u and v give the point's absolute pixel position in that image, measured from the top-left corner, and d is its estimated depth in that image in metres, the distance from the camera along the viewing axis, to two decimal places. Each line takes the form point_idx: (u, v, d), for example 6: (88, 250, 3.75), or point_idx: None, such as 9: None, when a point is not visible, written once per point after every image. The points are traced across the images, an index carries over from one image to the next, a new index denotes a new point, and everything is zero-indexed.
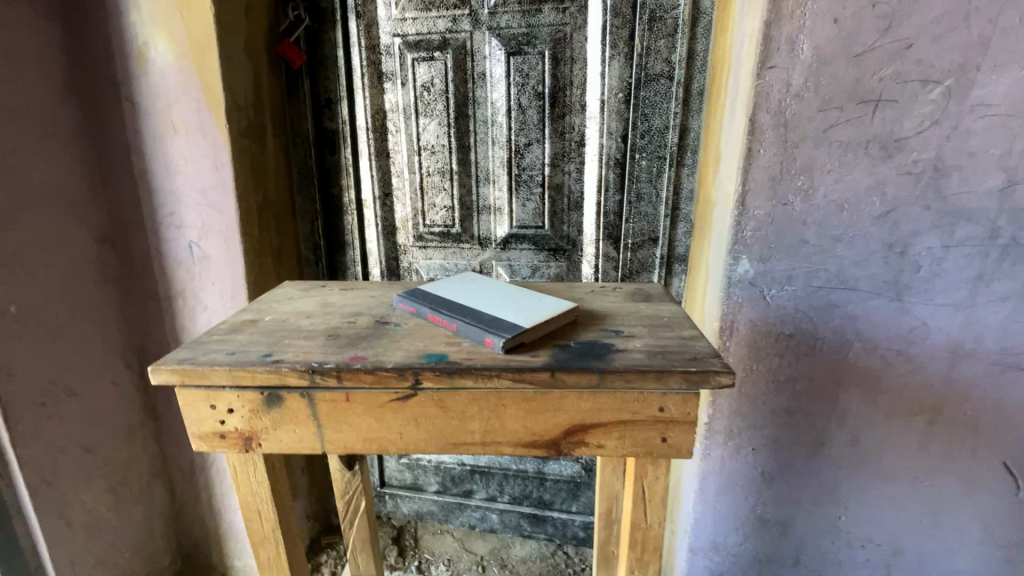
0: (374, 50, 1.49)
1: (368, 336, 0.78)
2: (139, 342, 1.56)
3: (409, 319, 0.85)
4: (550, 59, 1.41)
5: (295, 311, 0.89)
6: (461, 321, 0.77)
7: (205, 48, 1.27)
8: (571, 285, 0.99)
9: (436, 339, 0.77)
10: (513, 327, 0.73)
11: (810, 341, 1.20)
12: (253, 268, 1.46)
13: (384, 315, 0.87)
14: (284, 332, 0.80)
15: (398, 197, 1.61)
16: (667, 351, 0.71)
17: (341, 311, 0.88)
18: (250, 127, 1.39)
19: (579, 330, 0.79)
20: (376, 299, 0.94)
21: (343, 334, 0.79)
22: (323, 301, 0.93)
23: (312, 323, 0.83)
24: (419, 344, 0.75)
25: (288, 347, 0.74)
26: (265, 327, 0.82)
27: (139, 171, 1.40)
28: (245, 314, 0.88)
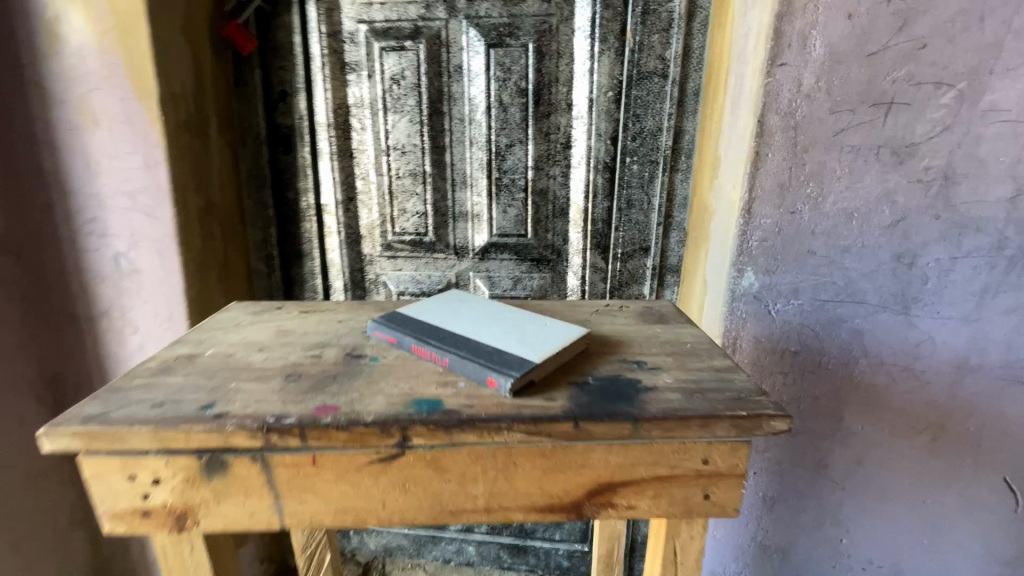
0: (336, 37, 1.33)
1: (339, 376, 0.63)
2: (54, 370, 1.33)
3: (388, 350, 0.70)
4: (534, 52, 1.29)
5: (245, 342, 0.73)
6: (455, 356, 0.63)
7: (132, 26, 1.08)
8: (575, 304, 0.88)
9: (425, 378, 0.62)
10: (521, 362, 0.60)
11: (816, 358, 1.12)
12: (194, 283, 1.26)
13: (357, 346, 0.72)
14: (230, 373, 0.64)
15: (364, 202, 1.45)
16: (705, 390, 0.59)
17: (303, 342, 0.73)
18: (190, 120, 1.20)
19: (595, 362, 0.66)
20: (345, 325, 0.79)
21: (306, 374, 0.64)
22: (281, 329, 0.77)
23: (267, 360, 0.67)
24: (404, 385, 0.61)
25: (237, 394, 0.59)
26: (206, 365, 0.66)
27: (52, 169, 1.18)
28: (180, 348, 0.71)
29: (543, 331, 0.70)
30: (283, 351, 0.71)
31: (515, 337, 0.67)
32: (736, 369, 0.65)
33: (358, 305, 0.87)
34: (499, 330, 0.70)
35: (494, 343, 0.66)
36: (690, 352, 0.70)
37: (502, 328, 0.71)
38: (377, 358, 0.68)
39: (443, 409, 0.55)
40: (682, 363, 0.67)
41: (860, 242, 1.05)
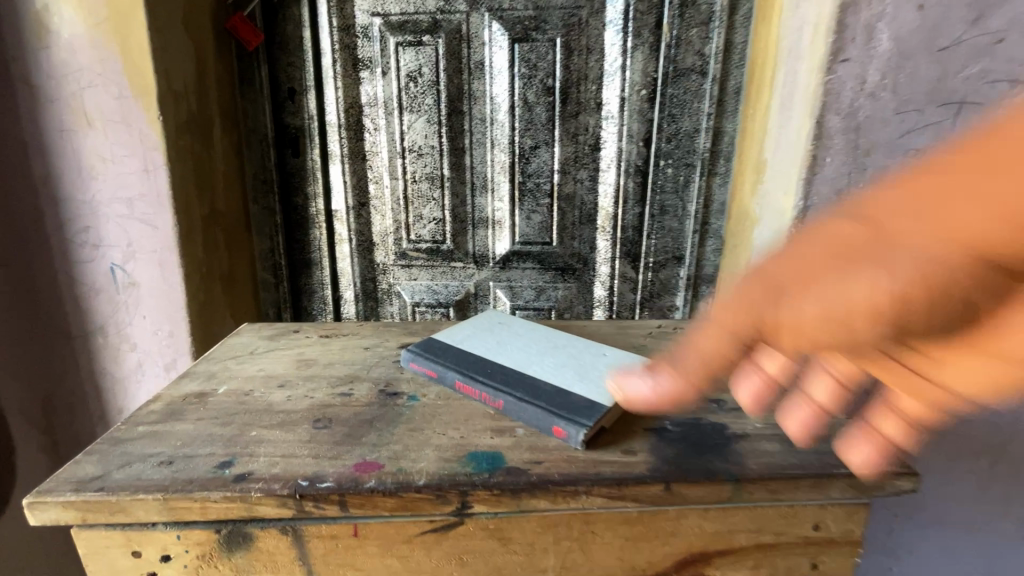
0: (349, 31, 1.24)
1: (376, 420, 0.55)
2: (46, 391, 1.23)
3: (427, 386, 0.62)
4: (562, 47, 1.20)
5: (262, 376, 0.64)
6: (510, 397, 0.54)
7: (129, 17, 0.98)
8: (626, 328, 0.80)
9: (477, 424, 0.54)
10: (590, 407, 0.52)
11: None
12: (197, 297, 1.16)
13: (390, 380, 0.63)
14: (248, 418, 0.55)
15: (376, 208, 1.36)
16: (805, 440, 0.51)
17: (328, 376, 0.64)
18: (192, 121, 1.11)
19: None
20: (372, 354, 0.70)
21: (337, 419, 0.55)
22: (301, 359, 0.69)
23: (290, 400, 0.58)
24: (454, 434, 0.52)
25: (260, 448, 0.50)
26: (218, 407, 0.57)
27: (40, 174, 1.08)
28: (188, 385, 0.62)
29: (603, 365, 0.62)
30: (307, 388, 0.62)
31: (574, 371, 0.59)
32: (831, 411, 0.57)
33: (384, 328, 0.79)
34: (555, 361, 0.61)
35: (553, 379, 0.57)
36: None
37: (558, 359, 0.62)
38: (417, 398, 0.59)
39: (506, 467, 0.47)
40: None
41: None
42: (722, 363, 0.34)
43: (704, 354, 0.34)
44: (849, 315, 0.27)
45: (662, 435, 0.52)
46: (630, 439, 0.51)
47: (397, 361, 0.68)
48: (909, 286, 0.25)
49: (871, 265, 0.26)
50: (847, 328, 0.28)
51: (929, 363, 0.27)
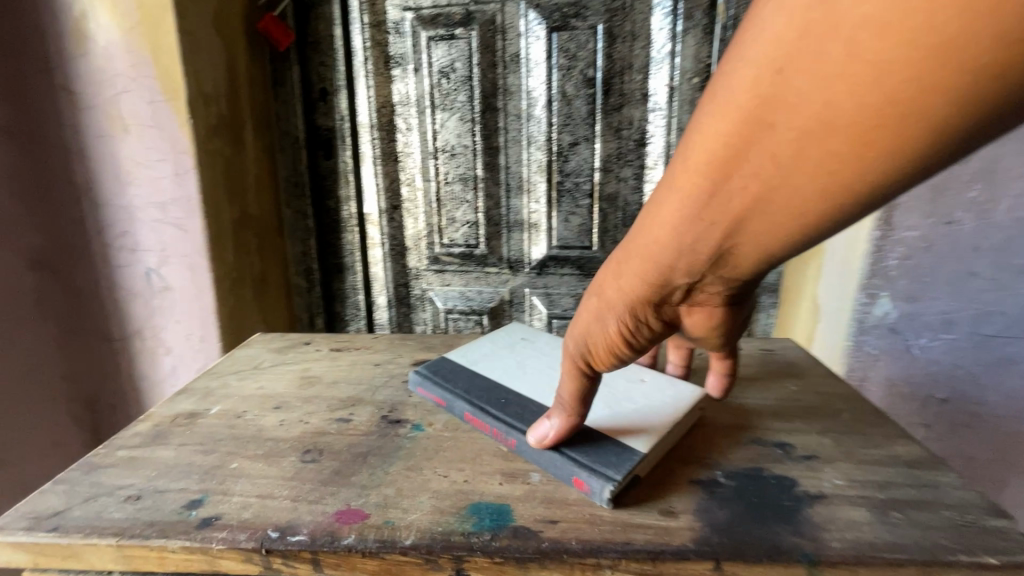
0: (380, 28, 1.19)
1: (371, 452, 0.48)
2: (92, 392, 1.26)
3: (437, 413, 0.54)
4: (604, 34, 1.10)
5: (262, 394, 0.59)
6: (524, 435, 0.47)
7: (159, 20, 0.98)
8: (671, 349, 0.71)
9: (486, 465, 0.46)
10: (621, 453, 0.44)
11: (971, 410, 0.83)
12: (228, 302, 1.15)
13: (394, 406, 0.56)
14: (233, 447, 0.49)
15: (409, 210, 1.31)
16: (901, 506, 0.42)
17: (329, 397, 0.58)
18: (222, 123, 1.09)
19: (721, 446, 0.50)
20: (382, 373, 0.64)
21: (332, 449, 0.48)
22: (307, 376, 0.63)
23: (283, 426, 0.53)
24: (456, 478, 0.44)
25: (235, 485, 0.44)
26: (206, 430, 0.52)
27: (83, 180, 1.10)
28: (182, 404, 0.58)
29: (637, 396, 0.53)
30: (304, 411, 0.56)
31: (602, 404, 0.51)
32: (938, 466, 0.47)
33: (400, 343, 0.72)
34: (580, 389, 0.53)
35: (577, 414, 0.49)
36: (854, 433, 0.53)
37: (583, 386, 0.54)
38: (421, 429, 0.51)
39: (513, 527, 0.39)
40: (848, 449, 0.50)
41: None
42: (666, 242, 0.36)
43: (649, 232, 0.37)
44: (739, 131, 0.30)
45: (715, 492, 0.44)
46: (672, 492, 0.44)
47: (408, 382, 0.61)
48: (772, 71, 0.28)
49: (739, 76, 0.29)
50: (751, 145, 0.30)
51: (843, 159, 0.28)
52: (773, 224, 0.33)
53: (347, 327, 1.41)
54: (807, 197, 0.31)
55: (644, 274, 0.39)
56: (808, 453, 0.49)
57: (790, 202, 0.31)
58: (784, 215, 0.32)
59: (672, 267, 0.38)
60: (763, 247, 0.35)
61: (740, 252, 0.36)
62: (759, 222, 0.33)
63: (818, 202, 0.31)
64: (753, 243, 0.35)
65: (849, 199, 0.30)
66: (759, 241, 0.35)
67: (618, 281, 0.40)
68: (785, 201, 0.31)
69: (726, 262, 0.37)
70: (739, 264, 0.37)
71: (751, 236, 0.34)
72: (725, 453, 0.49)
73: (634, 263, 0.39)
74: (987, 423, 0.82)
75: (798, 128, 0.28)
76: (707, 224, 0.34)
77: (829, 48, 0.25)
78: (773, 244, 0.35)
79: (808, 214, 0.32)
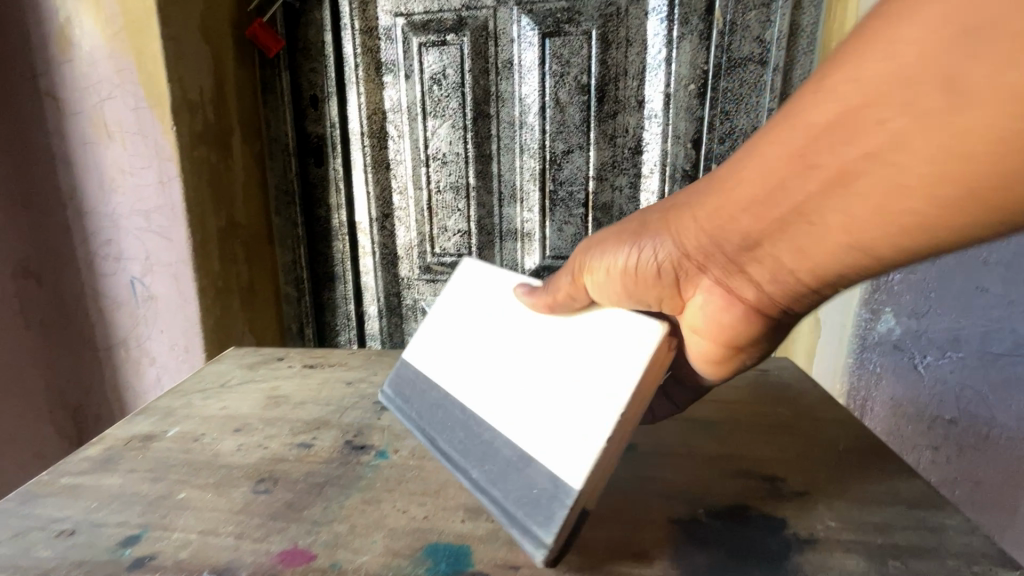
0: (371, 34, 1.17)
1: (330, 482, 0.49)
2: (76, 403, 1.24)
3: (403, 440, 0.56)
4: (598, 40, 1.07)
5: (227, 416, 0.59)
6: (466, 480, 0.47)
7: (144, 26, 0.96)
8: None
9: (449, 500, 0.47)
10: (549, 482, 0.42)
11: (980, 431, 0.81)
12: (213, 312, 1.12)
13: (358, 430, 0.57)
14: (182, 475, 0.50)
15: (400, 219, 1.28)
16: (898, 551, 0.42)
17: (294, 419, 0.58)
18: (208, 131, 1.07)
19: (709, 482, 0.51)
20: (353, 393, 0.64)
21: (286, 476, 0.50)
22: (275, 396, 0.63)
23: (240, 451, 0.53)
24: (417, 513, 0.45)
25: (179, 518, 0.45)
26: (163, 459, 0.52)
27: (68, 188, 1.09)
28: (139, 424, 0.58)
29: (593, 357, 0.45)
30: (266, 433, 0.57)
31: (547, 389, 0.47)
32: (946, 506, 0.46)
33: (376, 359, 0.73)
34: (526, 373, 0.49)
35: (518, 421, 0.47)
36: (853, 466, 0.52)
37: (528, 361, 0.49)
38: (385, 456, 0.53)
39: (470, 571, 0.40)
40: (845, 484, 0.49)
41: None
42: (743, 196, 0.38)
43: (724, 188, 0.39)
44: (841, 112, 0.31)
45: (694, 534, 0.44)
46: (648, 529, 0.45)
47: (378, 404, 0.62)
48: (896, 68, 0.28)
49: (868, 58, 0.30)
50: (836, 137, 0.31)
51: (905, 184, 0.30)
52: (821, 226, 0.35)
53: (338, 337, 1.37)
54: (858, 211, 0.33)
55: (708, 228, 0.41)
56: (801, 488, 0.49)
57: (848, 212, 0.33)
58: (833, 220, 0.34)
59: (731, 230, 0.40)
60: (808, 252, 0.37)
61: (790, 248, 0.38)
62: (817, 220, 0.35)
63: (865, 220, 0.33)
64: (803, 244, 0.37)
65: (891, 227, 0.32)
66: (809, 243, 0.37)
67: (688, 227, 0.43)
68: (844, 207, 0.33)
69: (774, 252, 0.39)
70: (781, 261, 0.39)
71: (803, 234, 0.37)
72: (706, 486, 0.50)
73: (701, 216, 0.41)
74: (999, 445, 0.80)
75: (882, 136, 0.30)
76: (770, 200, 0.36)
77: (965, 57, 0.26)
78: (816, 251, 0.37)
79: (852, 229, 0.34)
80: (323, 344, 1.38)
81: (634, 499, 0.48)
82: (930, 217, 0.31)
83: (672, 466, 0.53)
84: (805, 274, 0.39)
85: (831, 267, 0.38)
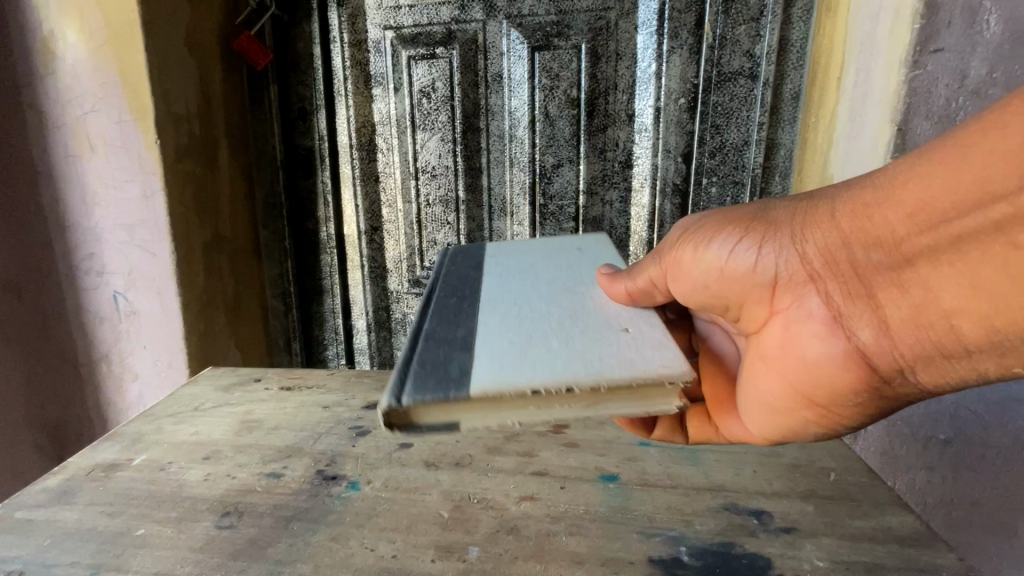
0: (360, 47, 1.17)
1: (296, 510, 0.53)
2: (56, 420, 1.21)
3: (375, 469, 0.59)
4: (587, 54, 1.07)
5: (199, 442, 0.66)
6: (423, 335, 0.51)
7: (128, 40, 0.95)
8: None
9: (421, 536, 0.49)
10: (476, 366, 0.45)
11: (977, 451, 0.76)
12: (197, 327, 1.09)
13: (329, 457, 0.62)
14: (144, 508, 0.55)
15: (390, 232, 1.26)
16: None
17: (263, 447, 0.64)
18: (194, 143, 1.06)
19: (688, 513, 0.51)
20: (327, 417, 0.70)
21: (246, 505, 0.55)
22: (247, 422, 0.70)
23: (207, 481, 0.59)
24: (385, 552, 0.48)
25: (135, 558, 0.49)
26: (146, 489, 0.58)
27: (49, 202, 1.07)
28: (107, 453, 0.65)
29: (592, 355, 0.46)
30: (235, 461, 0.62)
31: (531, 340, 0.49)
32: (937, 544, 0.46)
33: (353, 383, 0.79)
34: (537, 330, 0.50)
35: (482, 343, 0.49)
36: (841, 498, 0.52)
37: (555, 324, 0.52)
38: (356, 488, 0.56)
39: None
40: (832, 520, 0.49)
41: None
42: (887, 219, 0.40)
43: (862, 209, 0.41)
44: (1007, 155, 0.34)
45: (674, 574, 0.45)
46: (630, 570, 0.45)
47: (352, 431, 0.66)
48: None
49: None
50: (994, 181, 0.34)
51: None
52: (958, 270, 0.37)
53: (325, 351, 1.35)
54: (1008, 260, 0.35)
55: (832, 246, 0.43)
56: (787, 524, 0.49)
57: (991, 264, 0.36)
58: (975, 265, 0.36)
59: (857, 253, 0.42)
60: (932, 296, 0.39)
61: (914, 286, 0.39)
62: (962, 258, 0.37)
63: (1013, 271, 0.35)
64: (928, 286, 0.39)
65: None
66: (939, 285, 0.38)
67: (811, 244, 0.44)
68: (988, 254, 0.36)
69: (897, 288, 0.40)
70: (896, 300, 0.41)
71: (935, 273, 0.38)
72: (689, 520, 0.50)
73: (830, 232, 0.43)
74: (994, 466, 0.73)
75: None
76: (912, 229, 0.38)
77: None
78: (942, 296, 0.38)
79: (987, 279, 0.36)
80: (310, 359, 1.36)
81: (618, 535, 0.49)
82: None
83: (658, 498, 0.53)
84: (916, 324, 0.40)
85: (946, 325, 0.39)
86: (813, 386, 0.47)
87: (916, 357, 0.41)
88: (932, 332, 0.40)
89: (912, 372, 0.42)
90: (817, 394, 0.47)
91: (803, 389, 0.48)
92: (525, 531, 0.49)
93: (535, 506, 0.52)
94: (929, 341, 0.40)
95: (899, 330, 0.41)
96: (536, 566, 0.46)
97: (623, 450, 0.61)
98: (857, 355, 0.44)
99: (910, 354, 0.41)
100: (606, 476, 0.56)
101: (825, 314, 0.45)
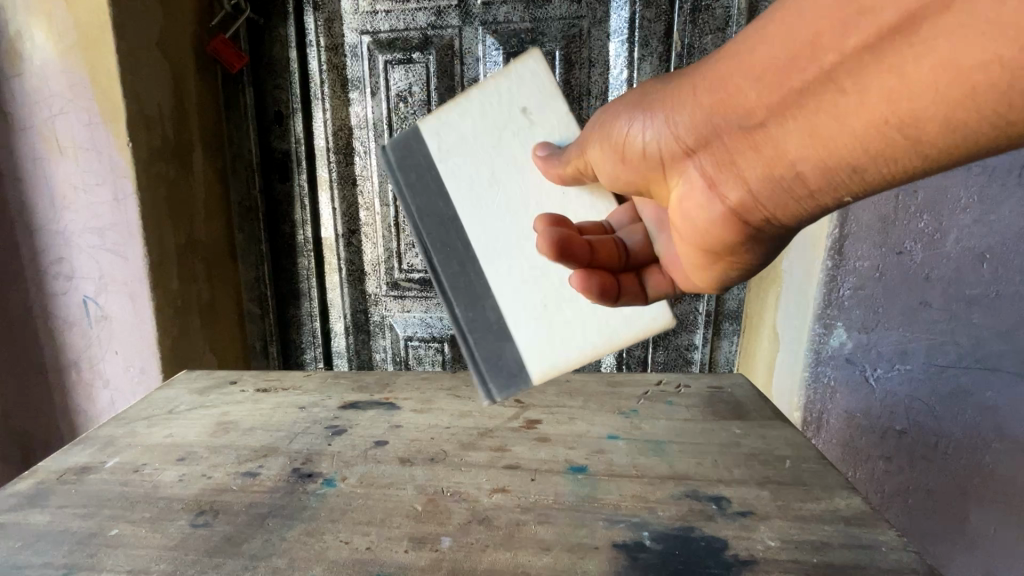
0: (337, 51, 1.17)
1: (274, 507, 0.54)
2: (23, 427, 1.19)
3: (352, 466, 0.60)
4: (561, 61, 1.09)
5: (175, 443, 0.66)
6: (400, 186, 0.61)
7: (97, 42, 0.94)
8: (620, 399, 0.73)
9: (395, 529, 0.50)
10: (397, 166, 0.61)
11: (929, 441, 0.83)
12: (171, 331, 1.08)
13: (308, 454, 0.62)
14: (118, 509, 0.55)
15: (368, 235, 1.27)
16: (831, 569, 0.45)
17: (240, 446, 0.64)
18: (166, 146, 1.05)
19: (653, 499, 0.54)
20: (304, 417, 0.70)
21: (222, 504, 0.55)
22: (223, 423, 0.70)
23: (182, 481, 0.59)
24: (360, 544, 0.49)
25: (107, 558, 0.49)
26: (120, 490, 0.58)
27: (16, 205, 1.05)
28: (78, 455, 0.64)
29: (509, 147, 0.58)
30: (211, 461, 0.63)
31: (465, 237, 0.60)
32: (878, 523, 0.49)
33: (330, 383, 0.80)
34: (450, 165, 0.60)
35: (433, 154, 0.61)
36: (795, 483, 0.55)
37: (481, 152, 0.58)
38: (332, 484, 0.57)
39: None
40: (785, 504, 0.52)
41: (994, 291, 0.77)
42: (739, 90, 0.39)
43: (753, 37, 0.38)
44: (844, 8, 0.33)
45: (638, 558, 0.47)
46: (595, 555, 0.47)
47: (328, 430, 0.67)
48: None
49: None
50: None
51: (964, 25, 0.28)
52: (854, 105, 0.34)
53: (302, 355, 1.35)
54: (899, 70, 0.31)
55: (723, 81, 0.40)
56: (744, 509, 0.52)
57: (840, 120, 0.35)
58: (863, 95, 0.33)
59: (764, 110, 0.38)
60: (835, 144, 0.36)
61: (816, 136, 0.37)
62: (815, 123, 0.36)
63: (922, 75, 0.31)
64: (816, 109, 0.36)
65: (922, 99, 0.31)
66: (836, 127, 0.35)
67: (705, 104, 0.41)
68: (843, 123, 0.35)
69: (789, 126, 0.37)
70: (792, 140, 0.38)
71: (837, 104, 0.35)
72: (652, 507, 0.53)
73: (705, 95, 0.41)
74: (946, 454, 0.83)
75: None
76: (810, 41, 0.34)
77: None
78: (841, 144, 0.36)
79: (885, 106, 0.33)
80: (289, 362, 1.35)
81: (585, 522, 0.50)
82: (955, 79, 0.30)
83: (624, 488, 0.55)
84: (828, 172, 0.38)
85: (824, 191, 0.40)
86: (712, 240, 0.46)
87: (808, 193, 0.40)
88: (828, 178, 0.38)
89: (819, 185, 0.39)
90: (725, 247, 0.47)
91: (701, 243, 0.47)
92: (495, 521, 0.51)
93: (507, 498, 0.54)
94: (824, 174, 0.38)
95: (775, 196, 0.41)
96: (505, 554, 0.47)
97: (592, 442, 0.63)
98: (754, 195, 0.42)
99: (800, 194, 0.40)
100: (575, 467, 0.58)
101: (716, 160, 0.42)
